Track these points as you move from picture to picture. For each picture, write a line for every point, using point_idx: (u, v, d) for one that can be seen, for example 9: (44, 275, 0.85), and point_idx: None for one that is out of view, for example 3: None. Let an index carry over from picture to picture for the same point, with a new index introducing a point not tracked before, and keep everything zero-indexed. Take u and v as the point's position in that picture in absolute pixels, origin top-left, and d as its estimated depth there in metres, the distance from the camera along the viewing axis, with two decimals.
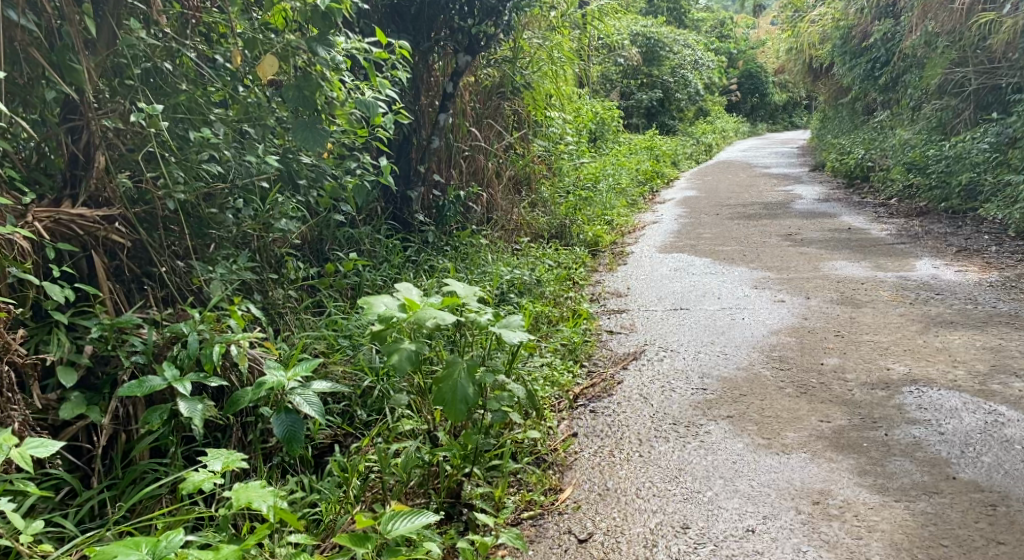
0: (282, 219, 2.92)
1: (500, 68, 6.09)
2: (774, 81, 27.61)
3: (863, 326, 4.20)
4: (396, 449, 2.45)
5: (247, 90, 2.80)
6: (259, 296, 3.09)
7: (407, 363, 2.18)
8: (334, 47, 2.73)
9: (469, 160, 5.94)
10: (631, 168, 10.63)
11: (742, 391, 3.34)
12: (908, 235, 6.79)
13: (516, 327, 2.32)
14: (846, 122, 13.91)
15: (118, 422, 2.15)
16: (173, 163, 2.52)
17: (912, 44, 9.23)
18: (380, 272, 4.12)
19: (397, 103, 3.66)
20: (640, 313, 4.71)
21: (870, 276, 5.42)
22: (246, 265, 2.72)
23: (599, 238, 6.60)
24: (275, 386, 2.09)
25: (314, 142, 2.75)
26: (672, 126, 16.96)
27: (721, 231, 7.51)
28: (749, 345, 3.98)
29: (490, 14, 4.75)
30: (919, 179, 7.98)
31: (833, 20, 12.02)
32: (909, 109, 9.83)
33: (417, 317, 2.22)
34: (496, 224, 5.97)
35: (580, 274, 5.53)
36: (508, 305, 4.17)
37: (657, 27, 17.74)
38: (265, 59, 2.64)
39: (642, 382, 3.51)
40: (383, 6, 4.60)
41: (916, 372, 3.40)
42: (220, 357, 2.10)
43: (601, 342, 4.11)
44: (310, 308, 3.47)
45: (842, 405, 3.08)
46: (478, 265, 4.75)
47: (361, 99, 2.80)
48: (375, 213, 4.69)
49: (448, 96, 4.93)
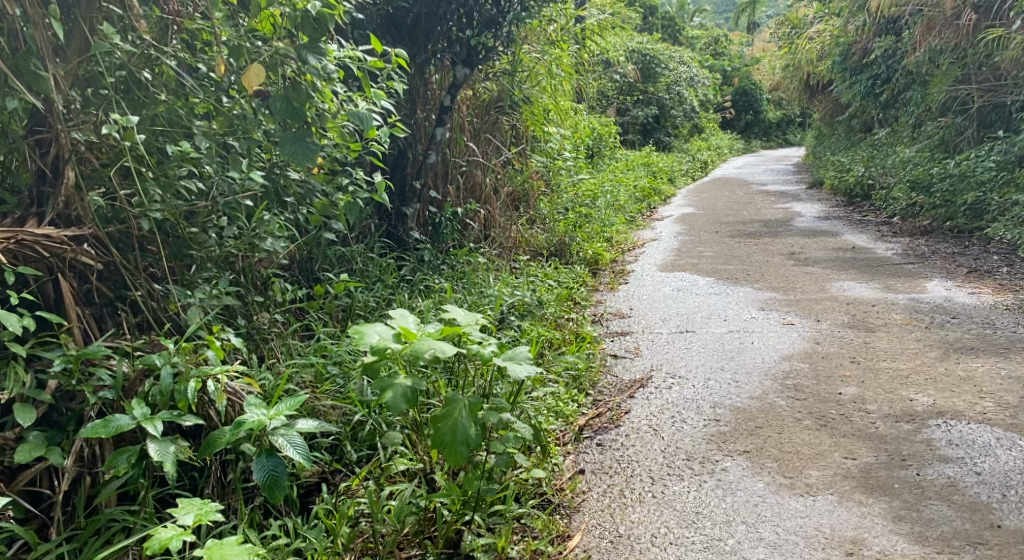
0: (268, 239, 2.69)
1: (499, 82, 5.92)
2: (768, 97, 27.62)
3: (880, 351, 4.02)
4: (389, 491, 2.26)
5: (232, 101, 2.58)
6: (243, 320, 2.91)
7: (403, 401, 1.95)
8: (326, 56, 2.53)
9: (466, 176, 5.76)
10: (629, 185, 10.49)
11: (757, 422, 3.15)
12: (916, 254, 6.64)
13: (522, 359, 2.11)
14: (844, 139, 13.81)
15: (83, 465, 1.94)
16: (150, 180, 2.31)
17: (915, 60, 9.10)
18: (372, 294, 3.92)
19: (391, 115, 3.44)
20: (645, 336, 4.52)
21: (881, 297, 5.26)
22: (227, 288, 2.51)
23: (599, 256, 6.41)
24: (255, 427, 1.88)
25: (304, 156, 2.55)
26: (668, 142, 16.89)
27: (722, 250, 7.35)
28: (762, 372, 3.78)
29: (490, 26, 4.59)
30: (923, 197, 7.84)
31: (833, 36, 11.92)
32: (910, 126, 9.72)
33: (413, 349, 2.01)
34: (494, 242, 5.79)
35: (581, 294, 5.35)
36: (508, 330, 3.97)
37: (653, 44, 17.69)
38: (251, 68, 2.45)
39: (650, 412, 3.32)
40: (378, 16, 4.41)
41: (941, 403, 3.23)
42: (195, 394, 1.88)
43: (605, 368, 3.91)
44: (298, 332, 3.28)
45: (866, 440, 2.90)
46: (477, 285, 4.56)
47: (354, 111, 2.61)
48: (369, 231, 4.50)
49: (445, 110, 4.79)
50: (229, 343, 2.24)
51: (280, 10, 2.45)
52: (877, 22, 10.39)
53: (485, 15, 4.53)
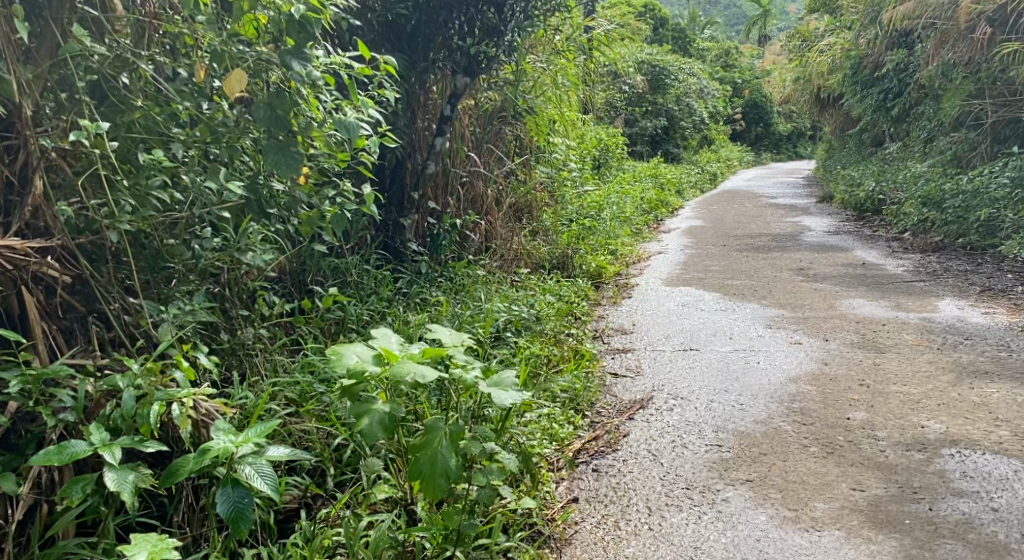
0: (250, 253, 2.55)
1: (502, 92, 5.82)
2: (779, 109, 27.45)
3: (890, 374, 3.88)
4: (367, 522, 2.13)
5: (215, 108, 2.47)
6: (226, 336, 2.81)
7: (379, 430, 1.83)
8: (311, 62, 2.42)
9: (467, 187, 5.65)
10: (636, 197, 10.37)
11: (761, 448, 3.01)
12: (927, 272, 6.49)
13: (509, 385, 1.98)
14: (854, 153, 13.65)
15: (40, 492, 1.81)
16: (124, 189, 2.20)
17: (928, 74, 8.95)
18: (365, 307, 3.81)
19: (384, 124, 3.34)
20: (647, 354, 4.39)
21: (891, 316, 5.11)
22: (203, 304, 2.39)
23: (602, 269, 6.30)
24: (221, 455, 1.76)
25: (288, 166, 2.43)
26: (677, 154, 16.76)
27: (729, 264, 7.21)
28: (767, 394, 3.65)
29: (492, 35, 4.49)
30: (935, 213, 7.69)
31: (845, 49, 11.80)
32: (922, 141, 9.57)
33: (393, 373, 1.89)
34: (495, 254, 5.68)
35: (582, 309, 5.22)
36: (504, 347, 3.85)
37: (663, 55, 17.58)
38: (233, 74, 2.36)
39: (650, 435, 3.19)
40: (376, 23, 4.32)
41: (954, 431, 3.09)
42: (158, 418, 1.77)
43: (605, 387, 3.78)
44: (285, 347, 3.17)
45: (875, 470, 2.76)
46: (474, 299, 4.44)
47: (341, 120, 2.49)
48: (364, 242, 4.39)
49: (445, 119, 4.68)
50: (201, 363, 2.13)
51: (264, 14, 2.38)
52: (889, 36, 10.25)
53: (486, 24, 4.43)
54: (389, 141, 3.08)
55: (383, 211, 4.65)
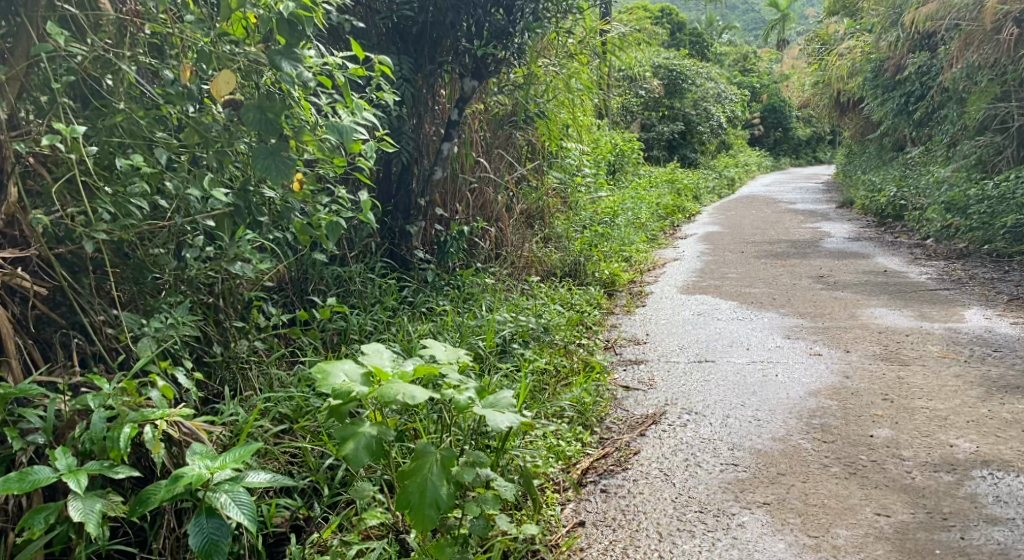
0: (238, 263, 2.44)
1: (512, 96, 5.70)
2: (799, 113, 27.14)
3: (915, 388, 3.70)
4: (358, 551, 1.99)
5: (205, 111, 2.36)
6: (219, 348, 2.71)
7: (365, 455, 1.70)
8: (303, 63, 2.30)
9: (477, 193, 5.54)
10: (652, 202, 10.21)
11: (779, 468, 2.86)
12: (951, 280, 6.28)
13: (506, 406, 1.85)
14: (875, 158, 13.40)
15: (6, 520, 1.70)
16: (104, 197, 2.08)
17: (952, 77, 8.74)
18: (369, 317, 3.70)
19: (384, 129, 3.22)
20: (660, 365, 4.24)
21: (914, 326, 4.92)
22: (185, 317, 2.27)
23: (616, 277, 6.16)
24: (194, 481, 1.65)
25: (279, 172, 2.32)
26: (694, 159, 16.56)
27: (746, 271, 7.04)
28: (785, 409, 3.49)
29: (500, 38, 4.39)
30: (959, 219, 7.47)
31: (866, 52, 11.59)
32: (945, 145, 9.35)
33: (381, 393, 1.76)
34: (505, 261, 5.55)
35: (594, 318, 5.09)
36: (511, 359, 3.73)
37: (680, 59, 17.40)
38: (220, 75, 2.25)
39: (662, 453, 3.05)
40: (382, 26, 4.21)
41: (985, 451, 2.91)
42: (127, 442, 1.66)
43: (616, 401, 3.65)
44: (283, 359, 3.06)
45: (901, 493, 2.59)
46: (481, 309, 4.32)
47: (335, 123, 2.36)
48: (370, 250, 4.29)
49: (452, 124, 4.58)
50: (181, 385, 2.03)
51: (253, 13, 2.26)
52: (911, 38, 10.02)
53: (494, 27, 4.33)
54: (388, 146, 2.94)
55: (389, 218, 4.54)
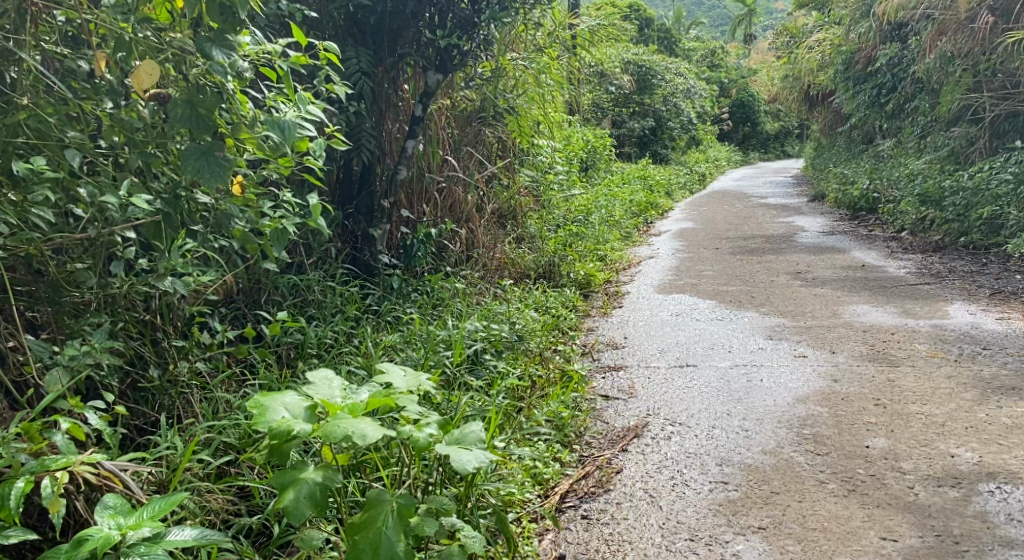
0: (167, 279, 2.22)
1: (479, 92, 5.45)
2: (767, 107, 27.27)
3: (907, 391, 3.53)
4: None
5: (129, 107, 2.06)
6: (155, 372, 2.43)
7: (308, 507, 1.45)
8: (238, 51, 2.03)
9: (444, 193, 5.29)
10: (625, 199, 10.03)
11: (772, 486, 2.65)
12: (931, 273, 6.17)
13: (473, 441, 1.60)
14: (845, 152, 13.38)
15: None
16: (6, 206, 1.78)
17: (925, 68, 8.66)
18: (328, 329, 3.45)
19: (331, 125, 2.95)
20: (640, 371, 4.02)
21: (899, 323, 4.78)
22: (105, 344, 2.00)
23: (591, 277, 5.96)
24: (98, 547, 1.38)
25: (212, 175, 2.04)
26: (665, 155, 16.48)
27: (723, 269, 6.87)
28: (773, 417, 3.30)
29: (465, 28, 4.17)
30: (934, 212, 7.38)
31: (835, 45, 11.53)
32: (916, 137, 9.30)
33: (326, 433, 1.50)
34: (476, 263, 5.31)
35: (569, 323, 4.87)
36: (483, 370, 3.48)
37: (649, 55, 17.30)
38: (142, 65, 1.95)
39: (647, 471, 2.83)
40: (337, 16, 3.93)
41: (988, 461, 2.75)
42: (20, 500, 1.41)
43: (595, 413, 3.43)
44: (229, 381, 2.79)
45: (906, 513, 2.41)
46: (451, 316, 4.08)
47: (275, 120, 2.10)
48: (329, 256, 4.02)
49: (415, 120, 4.34)
50: (92, 426, 1.74)
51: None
52: (882, 29, 9.95)
53: (460, 17, 4.11)
54: (339, 142, 2.67)
55: (350, 221, 4.27)
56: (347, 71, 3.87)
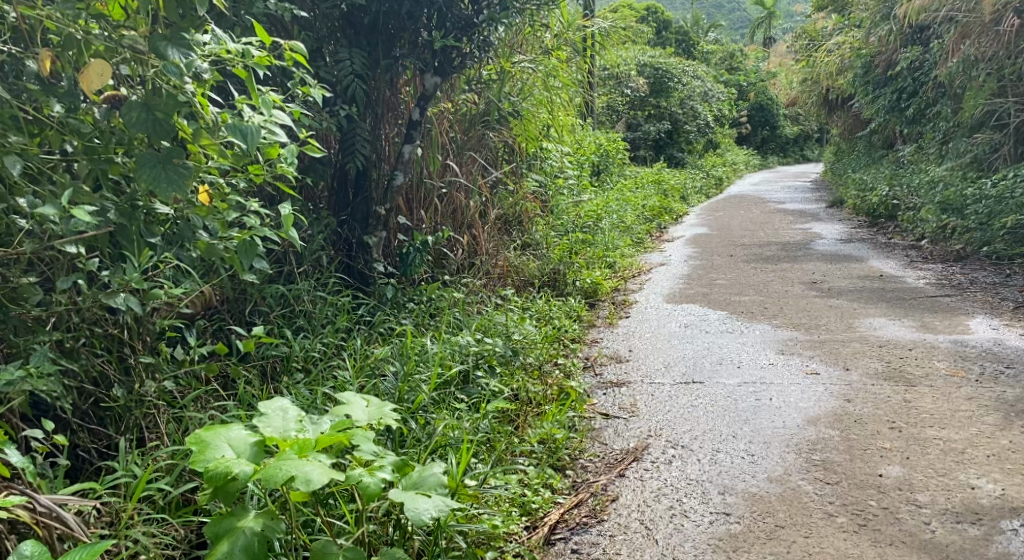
0: (120, 295, 2.11)
1: (483, 95, 5.29)
2: (786, 111, 26.90)
3: (925, 414, 3.32)
4: None
5: (82, 112, 1.95)
6: (120, 389, 2.31)
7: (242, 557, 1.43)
8: (195, 50, 1.93)
9: (446, 199, 5.15)
10: (638, 204, 9.83)
11: (778, 518, 2.47)
12: (952, 284, 5.94)
13: (424, 496, 1.56)
14: (864, 157, 13.10)
15: None
16: None
17: (947, 73, 8.41)
18: (317, 341, 3.32)
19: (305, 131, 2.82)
20: (643, 388, 3.85)
21: (918, 338, 4.56)
22: (46, 368, 1.90)
23: (598, 285, 5.78)
24: None
25: (169, 184, 1.91)
26: (681, 158, 16.22)
27: (735, 277, 6.68)
28: (781, 441, 3.11)
29: (464, 29, 4.02)
30: (955, 220, 7.14)
31: (856, 48, 11.26)
32: (937, 142, 9.04)
33: (269, 476, 1.38)
34: (478, 270, 5.17)
35: (572, 334, 4.70)
36: (475, 386, 3.32)
37: (666, 58, 17.05)
38: (92, 65, 1.85)
39: (645, 499, 2.66)
40: (331, 17, 3.79)
41: (1011, 494, 2.55)
42: None
43: (592, 434, 3.26)
44: (201, 399, 2.65)
45: (920, 554, 2.22)
46: (447, 327, 3.93)
47: (235, 124, 1.98)
48: (321, 264, 3.89)
49: (413, 125, 4.20)
50: (13, 463, 1.67)
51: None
52: (904, 31, 9.68)
53: (458, 18, 3.97)
54: (310, 149, 2.62)
55: (345, 229, 4.13)
56: (339, 72, 3.73)
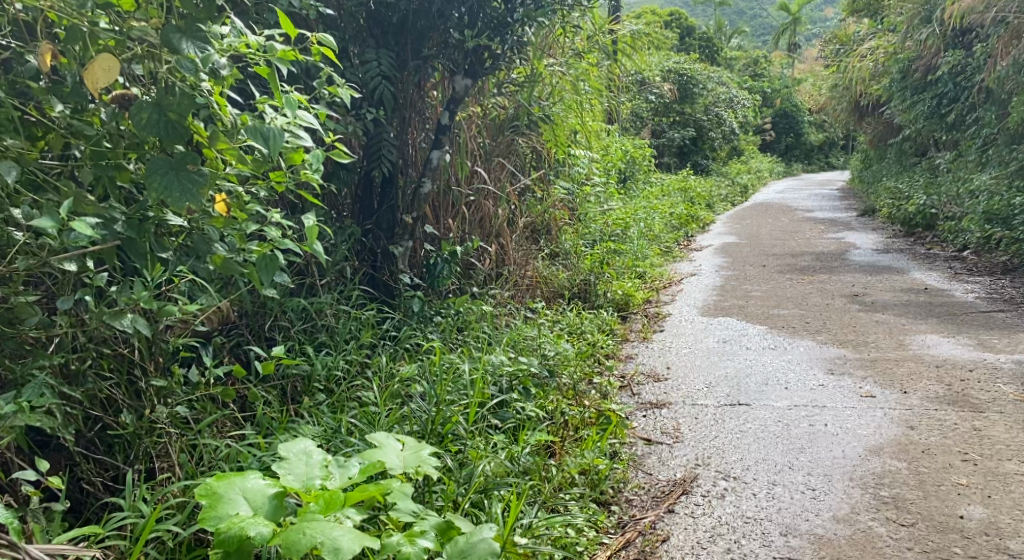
0: (127, 316, 1.91)
1: (513, 99, 5.08)
2: (811, 117, 26.47)
3: (1000, 445, 3.04)
4: None
5: (87, 114, 1.76)
6: (128, 417, 2.10)
7: None
8: (212, 44, 1.73)
9: (473, 207, 4.93)
10: (665, 211, 9.57)
11: None
12: (1004, 298, 5.63)
13: None
14: (896, 164, 12.73)
15: None
16: None
17: (992, 77, 8.05)
18: (340, 358, 3.11)
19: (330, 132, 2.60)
20: (685, 409, 3.59)
21: (976, 358, 4.27)
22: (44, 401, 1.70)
23: (630, 297, 5.54)
24: None
25: (183, 193, 1.71)
26: (706, 165, 15.97)
27: (771, 289, 6.40)
28: (843, 473, 2.85)
29: (497, 29, 3.80)
30: (1001, 231, 6.81)
31: (892, 52, 10.91)
32: (978, 149, 8.69)
33: (294, 544, 1.24)
34: (506, 281, 4.95)
35: (606, 350, 4.46)
36: (508, 410, 3.09)
37: (692, 63, 16.76)
38: (97, 58, 1.65)
39: (699, 540, 2.42)
40: (358, 15, 3.59)
41: None
42: None
43: (635, 463, 3.02)
44: (217, 425, 2.45)
45: None
46: (477, 344, 3.71)
47: (257, 127, 1.78)
48: (344, 276, 3.68)
49: (442, 129, 3.99)
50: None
51: None
52: (945, 34, 9.34)
53: (492, 17, 3.75)
54: (337, 154, 2.41)
55: (369, 238, 3.93)
56: (366, 74, 3.52)
